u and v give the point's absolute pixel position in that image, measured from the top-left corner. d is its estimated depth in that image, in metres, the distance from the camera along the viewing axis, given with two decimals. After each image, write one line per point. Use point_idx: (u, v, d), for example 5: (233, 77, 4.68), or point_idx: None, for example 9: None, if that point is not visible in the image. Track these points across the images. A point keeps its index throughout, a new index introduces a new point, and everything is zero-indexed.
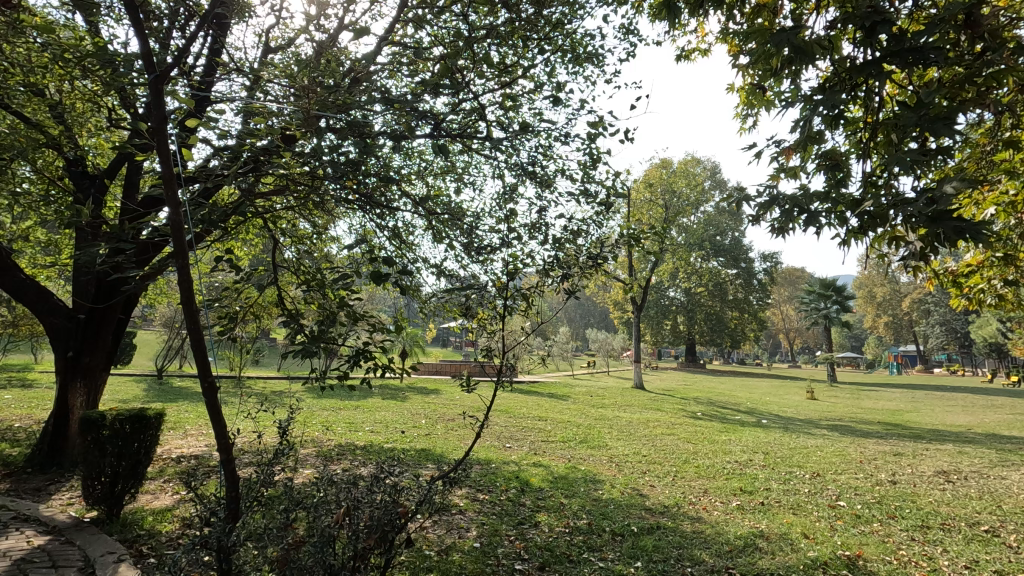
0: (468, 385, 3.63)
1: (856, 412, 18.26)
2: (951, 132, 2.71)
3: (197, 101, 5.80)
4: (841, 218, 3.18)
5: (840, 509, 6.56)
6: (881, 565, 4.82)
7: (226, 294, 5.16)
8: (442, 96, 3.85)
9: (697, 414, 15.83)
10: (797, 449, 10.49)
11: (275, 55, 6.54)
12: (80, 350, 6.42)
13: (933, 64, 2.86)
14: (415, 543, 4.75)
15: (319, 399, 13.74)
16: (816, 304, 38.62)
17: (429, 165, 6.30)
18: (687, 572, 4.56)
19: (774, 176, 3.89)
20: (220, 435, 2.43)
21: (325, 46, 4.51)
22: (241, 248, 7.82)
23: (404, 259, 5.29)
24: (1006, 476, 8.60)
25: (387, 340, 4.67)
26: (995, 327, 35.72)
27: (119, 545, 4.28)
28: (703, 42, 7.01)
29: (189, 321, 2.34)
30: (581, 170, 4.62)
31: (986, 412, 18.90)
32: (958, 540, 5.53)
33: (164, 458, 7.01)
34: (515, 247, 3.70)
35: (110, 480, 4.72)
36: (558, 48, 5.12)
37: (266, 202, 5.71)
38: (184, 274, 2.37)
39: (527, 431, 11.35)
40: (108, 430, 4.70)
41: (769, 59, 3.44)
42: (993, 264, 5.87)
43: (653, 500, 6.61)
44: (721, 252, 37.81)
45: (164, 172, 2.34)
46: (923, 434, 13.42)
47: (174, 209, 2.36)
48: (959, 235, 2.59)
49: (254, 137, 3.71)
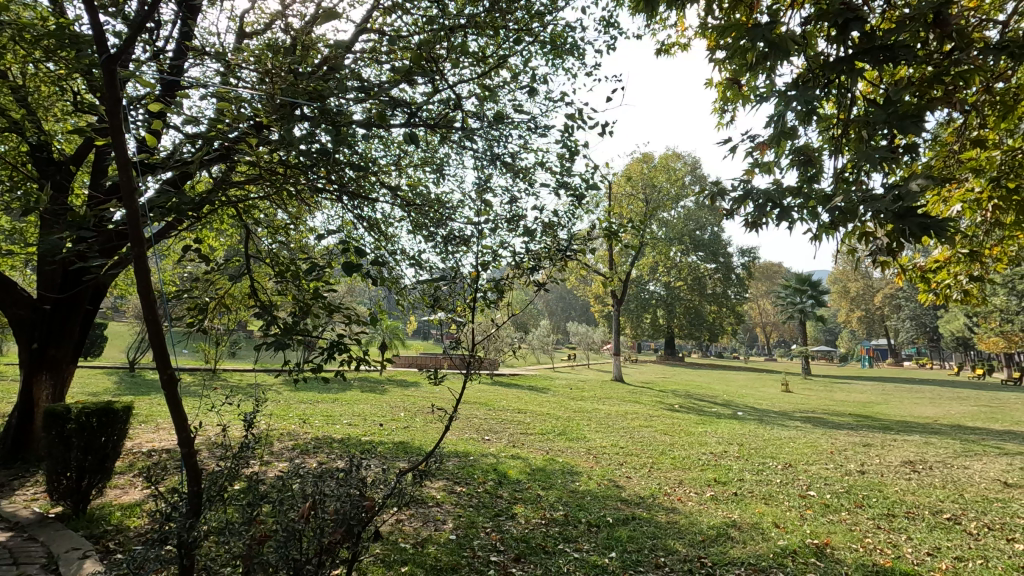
0: (439, 377, 3.60)
1: (829, 405, 18.69)
2: (918, 129, 2.76)
3: (168, 86, 5.64)
4: (813, 213, 3.21)
5: (809, 498, 6.70)
6: (847, 553, 4.93)
7: (197, 285, 5.05)
8: (417, 85, 3.77)
9: (675, 406, 16.09)
10: (770, 441, 10.71)
11: (250, 40, 6.37)
12: (47, 341, 6.23)
13: (903, 63, 2.90)
14: (390, 537, 4.73)
15: (297, 392, 13.64)
16: (792, 298, 39.35)
17: (408, 157, 6.19)
18: (661, 562, 4.60)
19: (749, 171, 3.95)
20: (180, 431, 2.34)
21: (299, 33, 4.39)
22: (216, 239, 7.67)
23: (383, 251, 5.23)
24: (969, 466, 8.88)
25: (363, 333, 4.61)
26: (962, 322, 36.88)
27: (85, 541, 4.18)
28: (684, 38, 7.04)
29: (145, 312, 2.23)
30: (559, 162, 4.56)
31: (952, 404, 19.54)
32: (922, 527, 5.69)
33: (135, 452, 6.87)
34: (488, 238, 3.70)
35: (76, 475, 4.60)
36: (537, 41, 5.05)
37: (242, 191, 5.59)
38: (141, 264, 2.24)
39: (507, 423, 11.39)
40: (74, 424, 4.56)
41: (744, 55, 3.46)
42: (959, 260, 6.05)
43: (629, 491, 6.69)
44: (700, 247, 38.19)
45: (118, 156, 2.20)
46: (891, 425, 13.73)
47: (128, 195, 2.23)
48: (924, 231, 2.66)
49: (225, 124, 3.62)
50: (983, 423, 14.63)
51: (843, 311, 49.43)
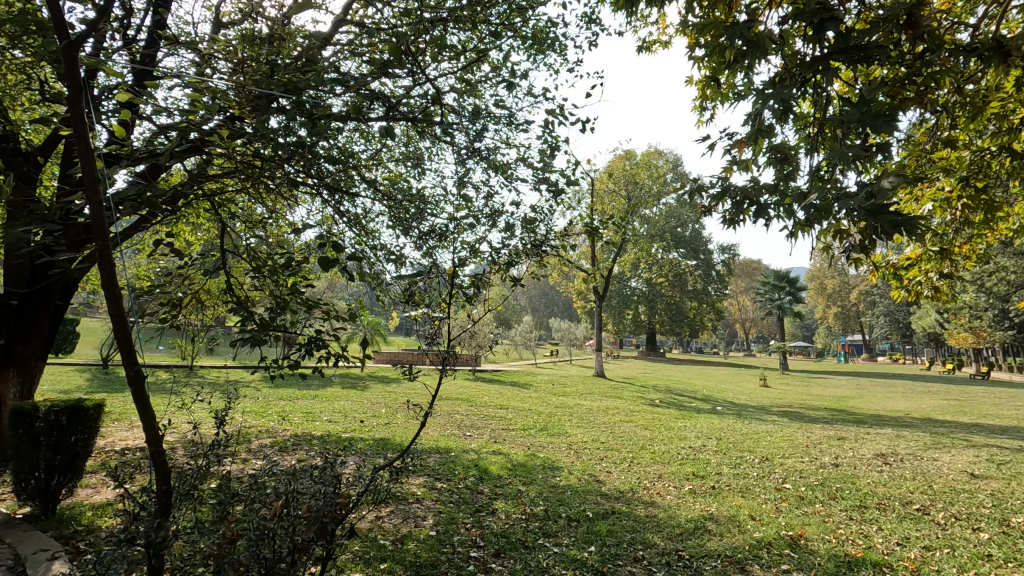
0: (416, 373, 3.57)
1: (805, 399, 19.06)
2: (891, 128, 2.78)
3: (140, 75, 5.50)
4: (789, 211, 3.26)
5: (785, 491, 6.82)
6: (820, 544, 5.03)
7: (172, 280, 4.94)
8: (395, 79, 3.70)
9: (656, 401, 16.29)
10: (748, 435, 10.88)
11: (226, 30, 6.22)
12: (13, 338, 6.03)
13: (877, 64, 2.93)
14: (369, 534, 4.70)
15: (277, 390, 13.46)
16: (771, 295, 39.99)
17: (389, 151, 6.12)
18: (639, 556, 4.64)
19: (728, 169, 4.02)
20: (148, 429, 2.26)
21: (275, 24, 4.29)
22: (192, 234, 7.52)
23: (363, 245, 5.18)
24: (937, 458, 9.13)
25: (342, 329, 4.55)
26: (933, 318, 37.84)
27: (53, 542, 4.08)
28: (665, 34, 7.07)
29: (111, 308, 2.16)
30: (539, 157, 4.53)
31: (924, 398, 20.01)
32: (893, 518, 5.83)
33: (108, 450, 6.72)
34: (467, 234, 3.67)
35: (45, 475, 4.47)
36: (519, 35, 5.02)
37: (218, 184, 5.49)
38: (105, 259, 2.15)
39: (488, 419, 11.40)
40: (43, 422, 4.46)
41: (722, 53, 3.50)
42: (930, 258, 6.13)
43: (609, 486, 6.74)
44: (681, 244, 38.59)
45: (80, 146, 2.09)
46: (865, 419, 14.07)
47: (91, 186, 2.12)
48: (896, 228, 2.68)
49: (197, 115, 3.50)
50: (952, 416, 15.09)
51: (820, 307, 50.31)
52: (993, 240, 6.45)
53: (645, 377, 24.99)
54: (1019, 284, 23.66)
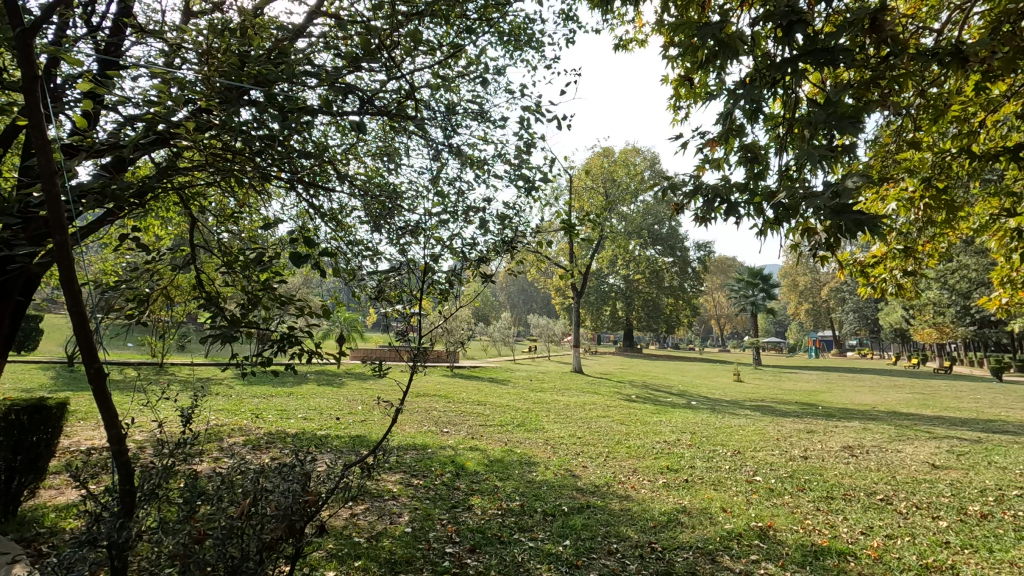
0: (388, 369, 3.53)
1: (777, 393, 19.47)
2: (855, 129, 2.85)
3: (105, 65, 5.34)
4: (758, 209, 3.32)
5: (756, 483, 6.99)
6: (788, 534, 5.16)
7: (139, 275, 4.82)
8: (369, 74, 3.65)
9: (632, 397, 16.47)
10: (722, 429, 11.07)
11: (197, 20, 6.08)
12: None
13: (842, 66, 2.96)
14: (343, 531, 4.67)
15: (250, 388, 13.22)
16: (746, 291, 40.69)
17: (364, 145, 6.05)
18: (612, 549, 4.70)
19: (700, 168, 4.08)
20: (110, 427, 2.21)
21: (247, 15, 4.20)
22: (162, 228, 7.35)
23: (336, 240, 5.10)
24: (901, 450, 9.43)
25: (316, 325, 4.49)
26: (900, 314, 38.90)
27: (14, 545, 3.96)
28: (641, 33, 7.13)
29: (70, 302, 2.10)
30: (516, 153, 4.54)
31: (889, 392, 20.56)
32: (857, 508, 6.02)
33: (73, 450, 6.54)
34: (441, 231, 3.64)
35: (5, 476, 4.33)
36: (496, 31, 5.00)
37: (188, 178, 5.36)
38: (62, 252, 2.08)
39: (465, 415, 11.38)
40: (2, 422, 4.31)
41: (696, 54, 3.54)
42: (895, 256, 6.31)
43: (585, 480, 6.81)
44: (659, 241, 39.02)
45: (36, 134, 2.02)
46: (833, 413, 14.45)
47: (46, 176, 2.05)
48: (859, 226, 2.74)
49: (165, 106, 3.40)
50: (916, 410, 15.55)
51: (793, 304, 51.40)
52: (955, 239, 6.65)
53: (621, 374, 25.23)
54: (977, 282, 24.75)
